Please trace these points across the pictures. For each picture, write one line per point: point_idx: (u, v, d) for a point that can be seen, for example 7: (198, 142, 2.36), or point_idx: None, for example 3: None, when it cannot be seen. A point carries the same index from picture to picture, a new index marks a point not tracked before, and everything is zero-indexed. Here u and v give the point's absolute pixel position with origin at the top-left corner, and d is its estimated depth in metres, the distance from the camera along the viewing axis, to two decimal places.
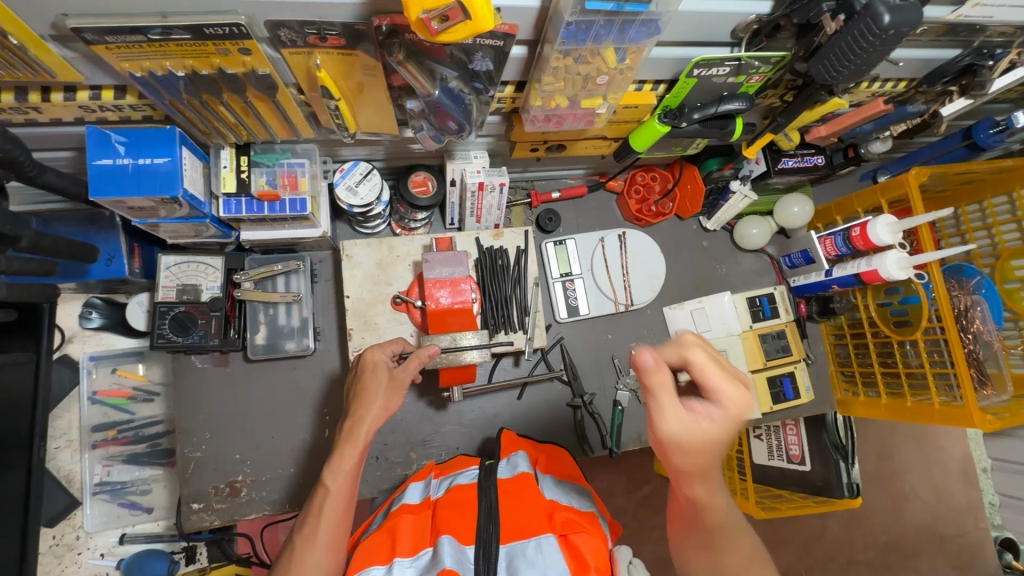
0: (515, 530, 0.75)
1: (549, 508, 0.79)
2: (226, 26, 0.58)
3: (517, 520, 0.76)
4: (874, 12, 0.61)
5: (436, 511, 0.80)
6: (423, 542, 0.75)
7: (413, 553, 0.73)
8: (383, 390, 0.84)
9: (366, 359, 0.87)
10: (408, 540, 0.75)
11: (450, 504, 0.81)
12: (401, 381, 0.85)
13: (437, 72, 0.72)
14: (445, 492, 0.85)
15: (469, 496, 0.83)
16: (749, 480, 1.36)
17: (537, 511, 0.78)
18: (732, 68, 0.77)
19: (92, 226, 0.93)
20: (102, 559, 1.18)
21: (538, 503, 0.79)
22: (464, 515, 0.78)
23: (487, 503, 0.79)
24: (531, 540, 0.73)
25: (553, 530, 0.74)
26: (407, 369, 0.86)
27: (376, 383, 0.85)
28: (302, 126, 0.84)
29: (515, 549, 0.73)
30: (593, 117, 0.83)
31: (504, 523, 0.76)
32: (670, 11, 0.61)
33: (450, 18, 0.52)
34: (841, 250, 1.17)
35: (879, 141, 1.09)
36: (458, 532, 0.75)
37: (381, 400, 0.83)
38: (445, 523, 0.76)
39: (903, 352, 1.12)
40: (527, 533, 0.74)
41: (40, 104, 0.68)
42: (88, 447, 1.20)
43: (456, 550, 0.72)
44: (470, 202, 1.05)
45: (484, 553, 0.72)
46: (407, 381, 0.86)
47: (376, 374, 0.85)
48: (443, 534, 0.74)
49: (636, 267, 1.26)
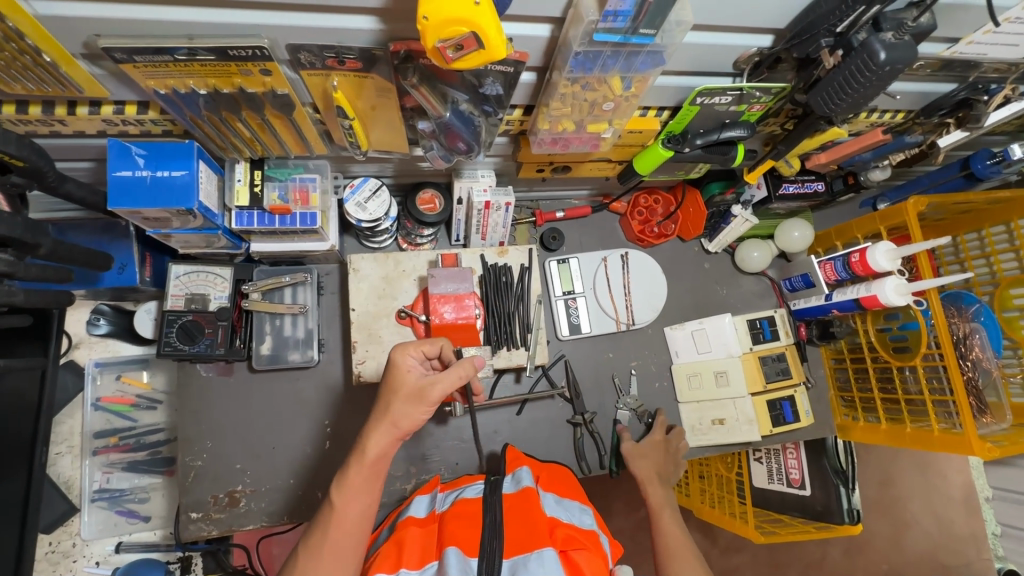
0: (518, 543, 0.77)
1: (549, 523, 0.81)
2: (250, 49, 0.61)
3: (520, 534, 0.78)
4: (870, 50, 0.64)
5: (442, 524, 0.84)
6: (430, 555, 0.78)
7: (420, 565, 0.76)
8: (405, 398, 0.80)
9: (395, 359, 0.82)
10: (415, 555, 0.78)
11: (456, 515, 0.85)
12: (428, 395, 0.80)
13: (448, 95, 0.74)
14: (451, 507, 0.88)
15: (472, 512, 0.85)
16: (748, 503, 1.35)
17: (539, 525, 0.79)
18: (734, 97, 0.79)
19: (107, 235, 0.95)
20: (97, 567, 1.18)
21: (539, 516, 0.81)
22: (469, 529, 0.81)
23: (492, 517, 0.81)
24: (533, 553, 0.73)
25: (554, 543, 0.77)
26: (437, 382, 0.80)
27: (405, 395, 0.80)
28: (316, 144, 0.86)
29: (516, 562, 0.74)
30: (599, 141, 0.85)
31: (509, 539, 0.78)
32: (675, 43, 0.63)
33: (466, 48, 0.54)
34: (841, 275, 1.19)
35: (878, 169, 1.12)
36: (463, 545, 0.77)
37: (398, 410, 0.79)
38: (451, 536, 0.79)
39: (903, 378, 1.13)
40: (529, 546, 0.75)
41: (65, 117, 0.71)
42: (89, 454, 1.20)
43: (462, 561, 0.74)
44: (476, 220, 1.07)
45: (489, 566, 0.74)
46: (435, 398, 0.80)
47: (403, 378, 0.81)
48: (449, 546, 0.77)
49: (638, 288, 1.27)
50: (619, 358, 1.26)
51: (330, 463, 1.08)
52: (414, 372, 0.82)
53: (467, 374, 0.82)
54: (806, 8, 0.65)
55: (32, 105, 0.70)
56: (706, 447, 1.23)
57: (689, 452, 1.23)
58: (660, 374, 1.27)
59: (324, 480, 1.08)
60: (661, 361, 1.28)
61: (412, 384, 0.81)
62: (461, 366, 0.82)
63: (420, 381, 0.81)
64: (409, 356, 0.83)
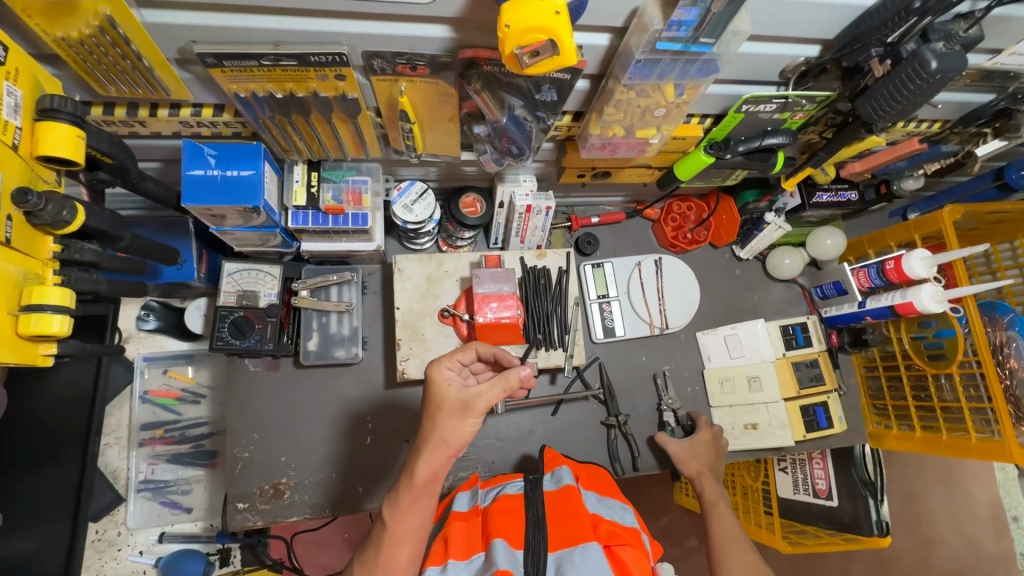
0: (563, 538, 0.78)
1: (592, 519, 0.82)
2: (330, 55, 0.65)
3: (563, 529, 0.79)
4: (921, 59, 0.67)
5: (486, 518, 0.85)
6: (475, 547, 0.79)
7: (466, 557, 0.77)
8: (448, 412, 0.72)
9: (432, 370, 0.74)
10: (460, 545, 0.79)
11: (500, 510, 0.85)
12: (474, 407, 0.72)
13: (505, 101, 0.78)
14: (493, 501, 0.89)
15: (514, 504, 0.86)
16: (775, 513, 1.34)
17: (582, 520, 0.80)
18: (778, 105, 0.82)
19: (168, 232, 1.01)
20: (140, 556, 1.21)
21: (582, 510, 0.82)
22: (512, 519, 0.82)
23: (535, 513, 0.82)
24: (577, 547, 0.75)
25: (598, 538, 0.78)
26: (483, 393, 0.72)
27: (449, 410, 0.72)
28: (373, 147, 0.90)
29: (562, 556, 0.75)
30: (645, 147, 0.88)
31: (551, 534, 0.79)
32: (730, 53, 0.67)
33: (541, 54, 0.58)
34: (874, 283, 1.20)
35: (911, 178, 1.15)
36: (508, 536, 0.78)
37: (443, 427, 0.72)
38: (496, 527, 0.80)
39: (938, 386, 1.13)
40: (573, 541, 0.76)
41: (147, 118, 0.76)
42: (136, 445, 1.24)
43: (508, 552, 0.75)
44: (517, 223, 1.09)
45: (534, 560, 0.76)
46: (481, 410, 0.72)
47: (443, 391, 0.73)
48: (494, 538, 0.78)
49: (671, 292, 1.29)
50: (651, 361, 1.28)
51: (371, 458, 1.11)
52: (455, 384, 0.74)
53: (515, 385, 0.74)
54: (856, 20, 0.68)
55: (118, 106, 0.75)
56: (739, 452, 1.23)
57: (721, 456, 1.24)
58: (693, 379, 1.28)
59: (365, 474, 1.10)
60: (693, 366, 1.29)
61: (455, 398, 0.73)
62: (506, 375, 0.74)
63: (463, 393, 0.73)
64: (446, 367, 0.76)
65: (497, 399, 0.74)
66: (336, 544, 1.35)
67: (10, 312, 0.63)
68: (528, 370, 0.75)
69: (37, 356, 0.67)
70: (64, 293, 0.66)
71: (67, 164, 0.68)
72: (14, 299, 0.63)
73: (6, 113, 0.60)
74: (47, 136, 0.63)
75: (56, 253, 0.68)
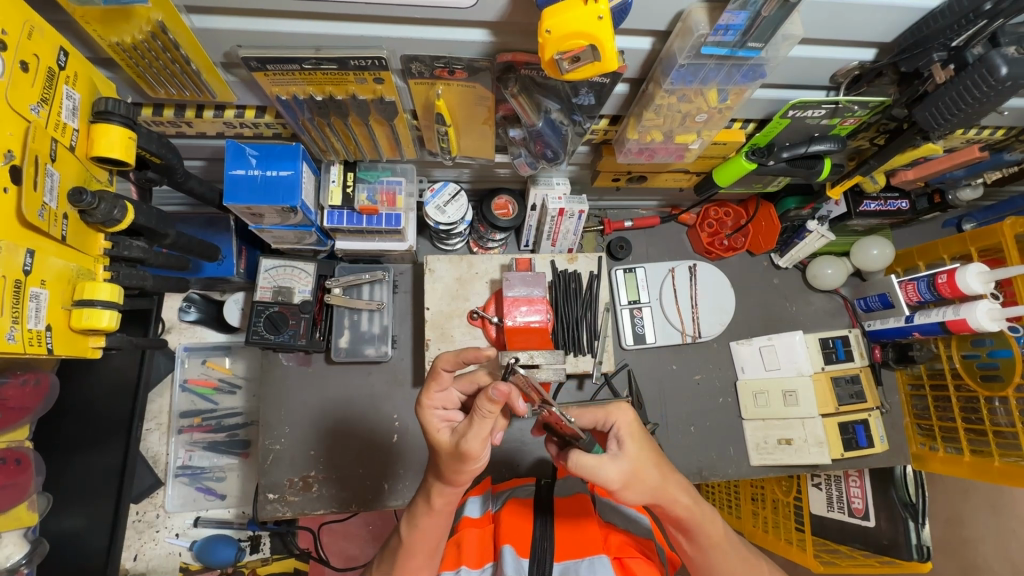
0: (570, 548, 0.78)
1: (605, 531, 0.81)
2: (369, 59, 0.65)
3: (571, 539, 0.79)
4: (990, 65, 0.63)
5: (499, 525, 0.84)
6: (487, 555, 0.80)
7: (478, 566, 0.78)
8: (448, 462, 0.71)
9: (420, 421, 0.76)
10: (473, 553, 0.80)
11: (509, 517, 0.84)
12: (464, 454, 0.68)
13: (542, 104, 0.76)
14: (503, 506, 0.89)
15: (527, 508, 0.87)
16: (807, 531, 1.26)
17: (593, 533, 0.80)
18: (828, 110, 0.77)
19: (209, 229, 1.06)
20: (176, 539, 1.26)
21: (592, 521, 0.83)
22: (525, 525, 0.83)
23: (545, 520, 0.81)
24: (584, 560, 0.75)
25: (608, 551, 0.77)
26: (468, 438, 0.67)
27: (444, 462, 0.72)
28: (408, 148, 0.90)
29: (567, 567, 0.75)
30: (684, 152, 0.86)
31: (560, 543, 0.79)
32: (780, 57, 0.64)
33: (581, 60, 0.57)
34: (925, 297, 1.13)
35: (969, 187, 1.09)
36: (517, 543, 0.79)
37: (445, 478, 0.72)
38: (506, 533, 0.80)
39: (991, 409, 1.06)
40: (581, 552, 0.77)
41: (193, 119, 0.79)
42: (175, 431, 1.30)
43: (516, 560, 0.76)
44: (549, 226, 1.08)
45: (539, 566, 0.75)
46: (473, 453, 0.68)
47: (436, 442, 0.73)
48: (504, 544, 0.78)
49: (704, 300, 1.26)
50: (683, 370, 1.25)
51: (397, 458, 1.12)
52: (443, 430, 0.73)
53: (495, 411, 0.65)
54: (918, 23, 0.65)
55: (167, 107, 0.78)
56: (770, 467, 1.20)
57: (752, 470, 1.20)
58: (723, 390, 1.25)
59: (391, 471, 1.12)
60: (725, 377, 1.26)
61: (448, 444, 0.71)
62: (477, 409, 0.66)
63: (450, 439, 0.71)
64: (430, 413, 0.76)
65: (489, 430, 0.67)
66: (361, 535, 1.37)
67: (63, 306, 0.66)
68: (501, 390, 0.62)
69: (87, 349, 0.70)
70: (114, 290, 0.69)
71: (119, 165, 0.71)
72: (67, 294, 0.66)
73: (64, 115, 0.63)
74: (101, 138, 0.66)
75: (106, 250, 0.72)
